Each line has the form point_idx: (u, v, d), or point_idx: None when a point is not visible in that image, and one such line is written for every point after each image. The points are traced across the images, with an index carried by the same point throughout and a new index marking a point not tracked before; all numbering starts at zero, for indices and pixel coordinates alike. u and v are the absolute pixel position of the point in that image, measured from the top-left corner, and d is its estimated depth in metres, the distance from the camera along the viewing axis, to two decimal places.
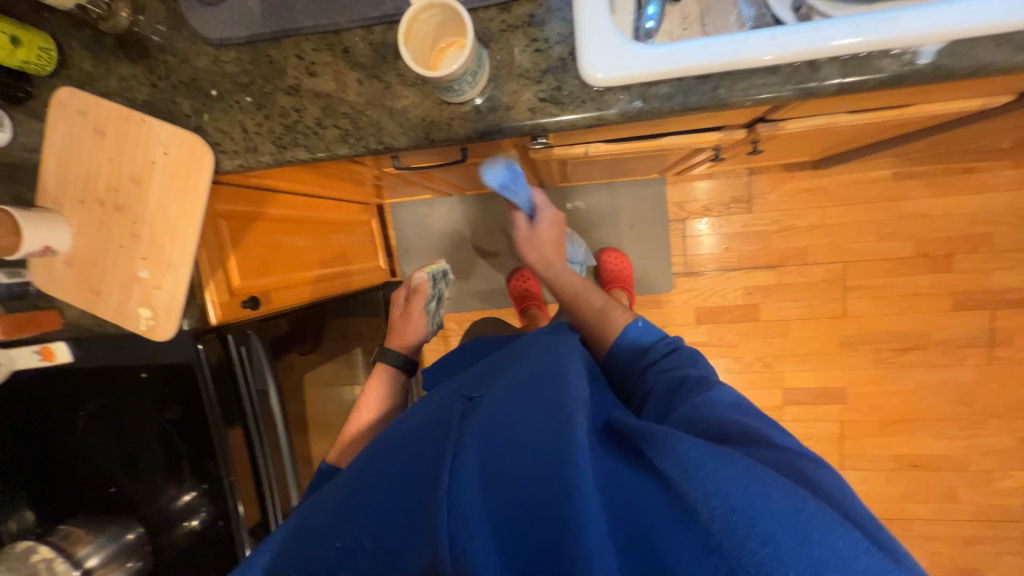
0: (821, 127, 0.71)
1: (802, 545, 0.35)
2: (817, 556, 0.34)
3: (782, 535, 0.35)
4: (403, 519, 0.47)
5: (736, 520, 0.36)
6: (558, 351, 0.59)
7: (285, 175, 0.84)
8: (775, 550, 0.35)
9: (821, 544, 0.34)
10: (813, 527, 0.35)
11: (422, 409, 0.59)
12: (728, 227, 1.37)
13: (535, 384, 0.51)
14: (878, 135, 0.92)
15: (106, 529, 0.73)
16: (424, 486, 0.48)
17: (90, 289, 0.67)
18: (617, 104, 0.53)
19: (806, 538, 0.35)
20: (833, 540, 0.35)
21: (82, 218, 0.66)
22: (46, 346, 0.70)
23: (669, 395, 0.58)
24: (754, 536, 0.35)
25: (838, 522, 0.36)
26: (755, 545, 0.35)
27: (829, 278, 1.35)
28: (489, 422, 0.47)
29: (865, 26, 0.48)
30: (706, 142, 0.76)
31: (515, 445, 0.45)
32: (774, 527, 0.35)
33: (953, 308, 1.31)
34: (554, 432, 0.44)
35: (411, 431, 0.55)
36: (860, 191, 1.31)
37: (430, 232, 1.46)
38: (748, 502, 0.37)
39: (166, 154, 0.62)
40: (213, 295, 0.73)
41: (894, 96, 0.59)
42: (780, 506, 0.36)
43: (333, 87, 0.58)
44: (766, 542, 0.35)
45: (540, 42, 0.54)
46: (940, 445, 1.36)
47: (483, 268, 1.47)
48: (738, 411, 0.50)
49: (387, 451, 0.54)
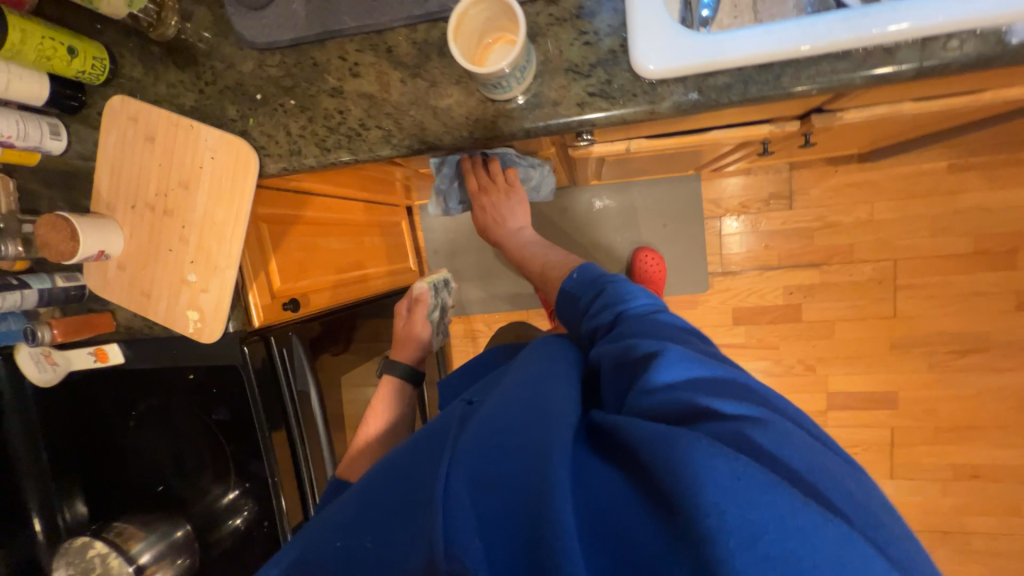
0: (883, 117, 0.66)
1: (753, 518, 0.32)
2: (761, 526, 0.32)
3: (731, 508, 0.32)
4: (398, 516, 0.46)
5: (682, 494, 0.34)
6: (549, 355, 0.60)
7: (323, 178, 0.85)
8: (720, 521, 0.32)
9: (771, 515, 0.32)
10: (765, 497, 0.33)
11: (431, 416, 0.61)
12: (767, 224, 1.32)
13: (525, 384, 0.52)
14: (940, 125, 0.87)
15: (156, 527, 0.74)
16: (419, 485, 0.47)
17: (142, 293, 0.68)
18: (672, 96, 0.51)
19: (755, 510, 0.32)
20: (786, 511, 0.32)
21: (134, 223, 0.67)
22: (101, 348, 0.73)
23: (619, 369, 0.51)
24: (700, 509, 0.33)
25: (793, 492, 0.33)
26: (698, 518, 0.33)
27: (877, 277, 1.28)
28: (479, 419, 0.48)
29: (948, 4, 0.44)
30: (756, 136, 0.72)
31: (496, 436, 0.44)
32: (721, 499, 0.33)
33: (1016, 308, 1.23)
34: (531, 424, 0.44)
35: (416, 441, 0.55)
36: (912, 185, 1.24)
37: (458, 233, 1.46)
38: (724, 478, 0.34)
39: (213, 159, 0.63)
40: (256, 298, 0.74)
41: (973, 81, 0.55)
42: (738, 479, 0.33)
43: (375, 88, 0.58)
44: (710, 515, 0.32)
45: (589, 35, 0.52)
46: (1001, 455, 1.27)
47: (510, 269, 1.45)
48: (706, 386, 0.46)
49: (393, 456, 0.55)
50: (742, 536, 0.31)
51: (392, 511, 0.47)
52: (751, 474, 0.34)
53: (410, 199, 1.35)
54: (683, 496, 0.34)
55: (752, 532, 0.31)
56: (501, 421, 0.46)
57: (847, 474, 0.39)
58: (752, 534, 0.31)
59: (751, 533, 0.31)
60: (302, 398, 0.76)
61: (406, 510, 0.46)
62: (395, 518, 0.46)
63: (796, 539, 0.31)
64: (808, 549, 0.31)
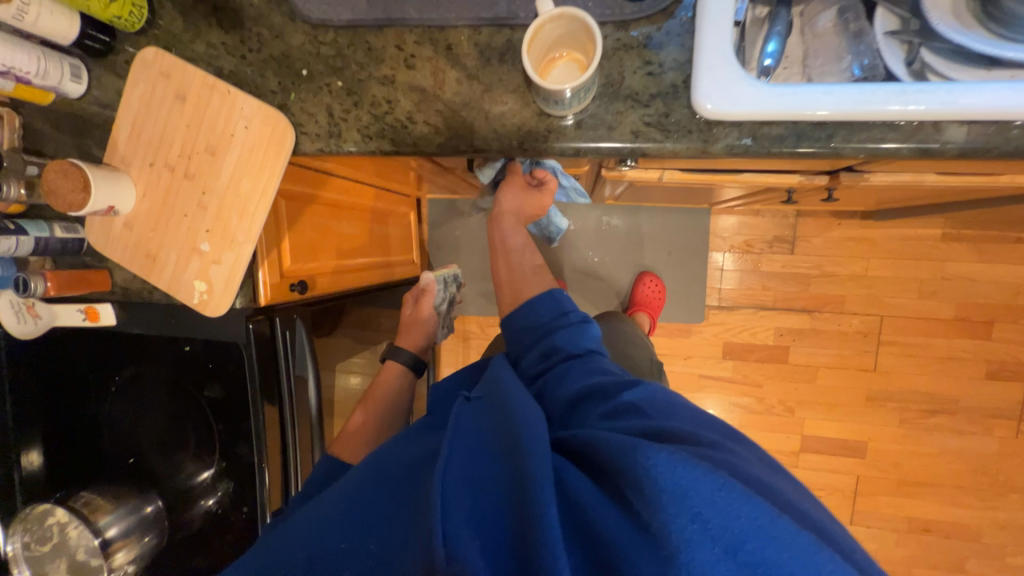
0: (905, 184, 0.69)
1: (734, 526, 0.30)
2: (739, 533, 0.30)
3: (714, 517, 0.30)
4: (371, 514, 0.42)
5: (661, 497, 0.32)
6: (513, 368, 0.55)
7: (349, 162, 0.83)
8: (703, 528, 0.30)
9: (748, 522, 0.30)
10: (743, 507, 0.31)
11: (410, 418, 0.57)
12: (768, 265, 1.36)
13: (507, 380, 0.49)
14: (945, 198, 0.91)
15: (125, 500, 0.70)
16: (397, 487, 0.43)
17: (146, 255, 0.65)
18: (725, 138, 0.52)
19: (737, 520, 0.30)
20: (762, 520, 0.30)
21: (149, 181, 0.64)
22: (92, 307, 0.69)
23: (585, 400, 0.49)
24: (682, 515, 0.30)
25: (762, 499, 0.31)
26: (682, 523, 0.30)
27: (863, 330, 1.33)
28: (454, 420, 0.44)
29: (994, 89, 0.46)
30: (785, 183, 0.74)
31: (474, 437, 0.41)
32: (703, 507, 0.30)
33: (986, 376, 1.30)
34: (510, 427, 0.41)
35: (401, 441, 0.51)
36: (907, 247, 1.29)
37: (464, 231, 1.44)
38: (715, 493, 0.31)
39: (246, 128, 0.61)
40: (267, 275, 0.71)
41: (998, 165, 0.58)
42: (719, 490, 0.31)
43: (429, 83, 0.57)
44: (693, 521, 0.30)
45: (654, 66, 0.53)
46: (953, 512, 1.34)
47: None
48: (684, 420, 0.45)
49: (370, 457, 0.50)
50: (723, 543, 0.29)
51: (365, 514, 0.42)
52: (730, 483, 0.32)
53: (422, 192, 1.33)
54: (663, 503, 0.31)
55: (733, 541, 0.29)
56: (481, 420, 0.43)
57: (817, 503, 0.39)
58: (736, 538, 0.29)
59: (730, 545, 0.29)
60: (299, 384, 0.73)
61: (379, 515, 0.41)
62: (369, 519, 0.41)
63: (774, 548, 0.29)
64: (782, 552, 0.29)
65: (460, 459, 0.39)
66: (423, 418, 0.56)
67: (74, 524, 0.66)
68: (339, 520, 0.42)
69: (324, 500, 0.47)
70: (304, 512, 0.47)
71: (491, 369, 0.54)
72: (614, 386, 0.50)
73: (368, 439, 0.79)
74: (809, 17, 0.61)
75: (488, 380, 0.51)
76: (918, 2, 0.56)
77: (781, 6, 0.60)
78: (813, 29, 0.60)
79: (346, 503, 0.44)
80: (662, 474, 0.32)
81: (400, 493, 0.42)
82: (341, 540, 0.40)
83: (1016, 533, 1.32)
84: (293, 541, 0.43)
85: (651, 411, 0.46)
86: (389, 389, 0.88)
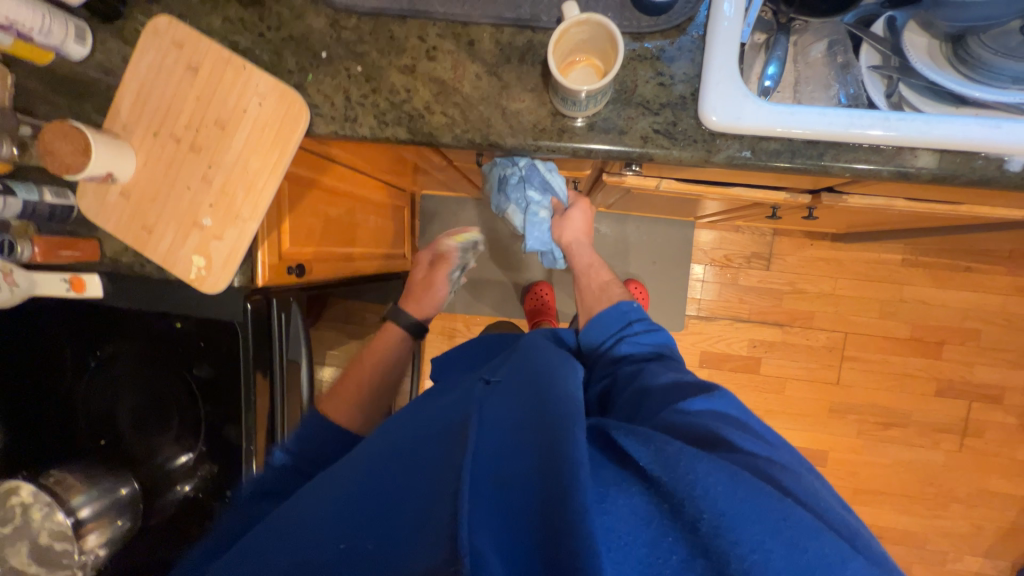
0: (877, 208, 0.75)
1: (799, 561, 0.31)
2: (807, 565, 0.30)
3: (776, 547, 0.31)
4: (385, 513, 0.41)
5: (723, 525, 0.32)
6: (558, 351, 0.56)
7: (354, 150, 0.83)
8: (765, 558, 0.31)
9: (816, 555, 0.31)
10: (809, 542, 0.32)
11: (420, 402, 0.58)
12: (746, 279, 1.43)
13: (544, 376, 0.49)
14: (907, 225, 0.99)
15: (100, 481, 0.67)
16: (417, 480, 0.43)
17: (141, 226, 0.64)
18: (726, 150, 0.55)
19: (804, 552, 0.31)
20: (830, 556, 0.31)
21: (151, 152, 0.63)
22: (78, 278, 0.65)
23: (641, 399, 0.55)
24: (744, 544, 0.31)
25: (833, 537, 0.32)
26: (743, 551, 0.31)
27: (829, 345, 1.42)
28: (487, 420, 0.44)
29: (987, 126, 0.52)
30: (772, 200, 0.79)
31: (507, 439, 0.42)
32: (767, 537, 0.32)
33: (936, 393, 1.40)
34: (548, 429, 0.40)
35: (418, 426, 0.50)
36: (871, 269, 1.39)
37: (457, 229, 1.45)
38: (778, 528, 0.32)
39: (260, 105, 0.60)
40: (265, 256, 0.71)
41: (961, 192, 0.64)
42: (782, 520, 0.32)
43: (449, 75, 0.59)
44: (755, 550, 0.31)
45: (665, 77, 0.56)
46: (902, 520, 1.43)
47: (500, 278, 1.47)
48: (722, 422, 0.47)
49: (383, 444, 0.50)
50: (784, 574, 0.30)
51: (374, 504, 0.42)
52: (794, 516, 0.33)
53: (418, 187, 1.33)
54: (720, 533, 0.32)
55: (798, 569, 0.30)
56: (512, 419, 0.44)
57: (864, 529, 0.40)
58: (793, 557, 0.31)
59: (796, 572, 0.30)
60: (292, 368, 0.72)
61: (389, 506, 0.42)
62: (373, 513, 0.41)
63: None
64: None
65: (491, 462, 0.40)
66: (433, 399, 0.57)
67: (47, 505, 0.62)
68: (346, 516, 0.42)
69: (335, 487, 0.47)
70: (312, 495, 0.48)
71: (520, 360, 0.55)
72: (680, 389, 0.54)
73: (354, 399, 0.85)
74: (802, 47, 0.65)
75: (516, 374, 0.52)
76: (899, 42, 0.62)
77: (780, 33, 0.64)
78: (805, 58, 0.65)
79: (354, 490, 0.44)
80: (722, 500, 0.34)
81: (411, 481, 0.43)
82: (341, 539, 0.40)
83: (957, 540, 1.42)
84: (299, 529, 0.43)
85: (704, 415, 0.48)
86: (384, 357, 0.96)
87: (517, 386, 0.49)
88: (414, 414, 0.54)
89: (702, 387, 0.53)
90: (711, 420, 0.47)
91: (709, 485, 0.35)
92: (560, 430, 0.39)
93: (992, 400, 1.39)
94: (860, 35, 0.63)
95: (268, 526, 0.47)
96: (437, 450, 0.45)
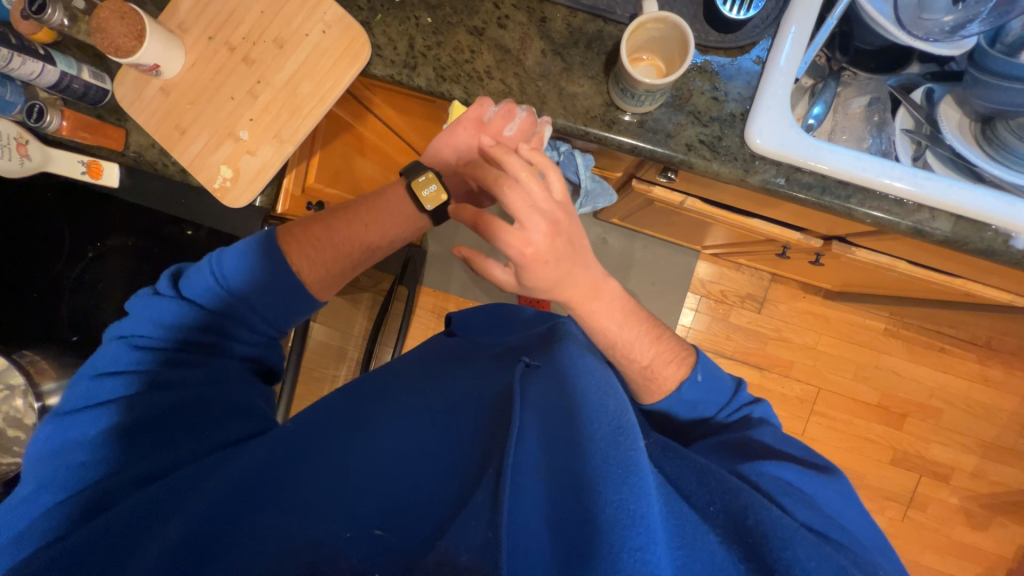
0: (881, 266, 0.79)
1: None
2: None
3: None
4: (409, 488, 0.40)
5: None
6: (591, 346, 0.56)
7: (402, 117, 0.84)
8: None
9: None
10: None
11: (440, 379, 0.55)
12: (737, 318, 1.47)
13: (591, 373, 0.47)
14: (900, 291, 1.04)
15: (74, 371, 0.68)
16: (450, 467, 0.41)
17: (174, 126, 0.63)
18: (763, 173, 0.58)
19: None
20: None
21: (202, 55, 0.62)
22: (96, 162, 0.66)
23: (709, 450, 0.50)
24: None
25: None
26: None
27: (802, 397, 1.46)
28: (529, 405, 0.43)
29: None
30: (786, 239, 0.82)
31: (550, 427, 0.40)
32: None
33: (890, 462, 1.46)
34: (594, 427, 0.38)
35: (448, 403, 0.49)
36: (854, 332, 1.44)
37: None
38: None
39: (323, 33, 0.60)
40: (288, 183, 0.76)
41: (965, 262, 0.68)
42: None
43: (515, 46, 0.60)
44: None
45: (719, 92, 0.59)
46: None
47: None
48: (794, 492, 0.43)
49: (404, 409, 0.48)
50: None
51: (394, 488, 0.39)
52: None
53: None
54: None
55: None
56: (552, 407, 0.43)
57: None
58: None
59: None
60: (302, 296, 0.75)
61: (409, 483, 0.40)
62: (392, 490, 0.39)
63: None
64: None
65: (529, 449, 0.38)
66: (457, 380, 0.54)
67: (21, 390, 0.67)
68: (360, 477, 0.40)
69: (348, 445, 0.43)
70: (316, 447, 0.43)
71: (560, 347, 0.54)
72: (760, 443, 0.49)
73: (335, 261, 0.60)
74: (844, 99, 0.69)
75: (554, 362, 0.51)
76: (933, 112, 0.65)
77: (829, 80, 0.68)
78: (846, 110, 0.69)
79: (374, 455, 0.42)
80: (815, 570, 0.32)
81: (437, 474, 0.41)
82: (346, 528, 0.36)
83: None
84: (300, 496, 0.39)
85: (775, 478, 0.44)
86: (390, 215, 0.63)
87: (557, 372, 0.48)
88: (438, 386, 0.53)
89: (782, 451, 0.49)
90: (779, 486, 0.44)
91: (797, 551, 0.34)
92: (614, 436, 0.37)
93: (941, 478, 1.45)
94: (900, 99, 0.65)
95: (249, 473, 0.40)
96: (469, 449, 0.43)
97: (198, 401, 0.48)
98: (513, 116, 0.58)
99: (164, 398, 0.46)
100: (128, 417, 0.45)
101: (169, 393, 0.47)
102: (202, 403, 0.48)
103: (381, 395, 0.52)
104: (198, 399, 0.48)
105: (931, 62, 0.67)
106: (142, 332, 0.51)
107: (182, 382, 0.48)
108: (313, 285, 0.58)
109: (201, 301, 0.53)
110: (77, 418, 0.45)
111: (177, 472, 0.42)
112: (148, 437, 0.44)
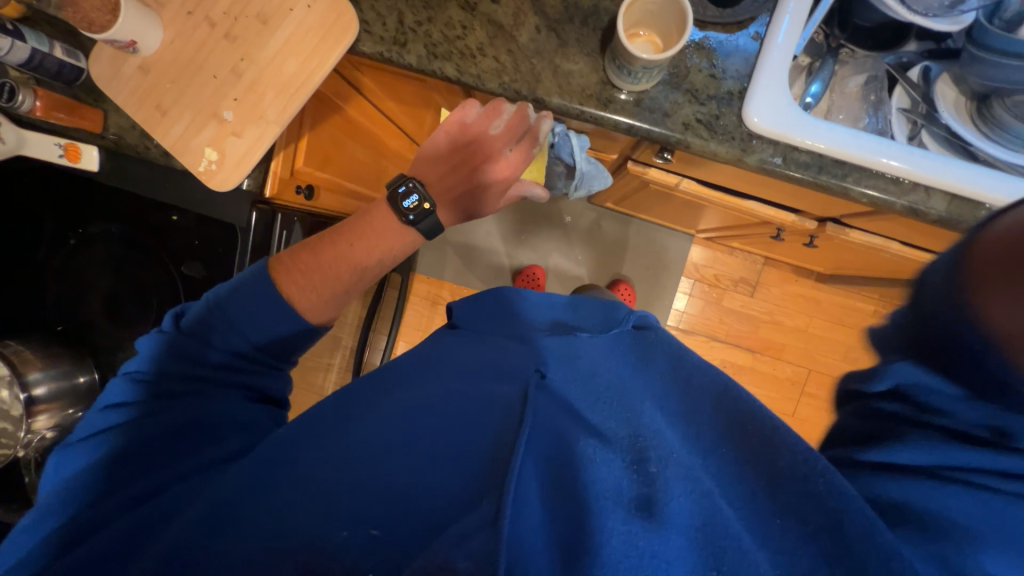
0: (874, 247, 0.79)
1: None
2: None
3: None
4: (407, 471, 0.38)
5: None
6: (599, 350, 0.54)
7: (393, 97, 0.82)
8: None
9: None
10: None
11: (438, 365, 0.53)
12: (730, 301, 1.48)
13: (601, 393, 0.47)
14: (892, 273, 1.04)
15: (60, 362, 0.67)
16: (450, 457, 0.39)
17: (154, 106, 0.60)
18: (760, 153, 0.57)
19: None
20: None
21: (181, 31, 0.59)
22: (74, 145, 0.63)
23: None
24: None
25: None
26: None
27: (793, 379, 1.48)
28: (534, 415, 0.42)
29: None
30: (781, 221, 0.81)
31: (555, 447, 0.40)
32: None
33: None
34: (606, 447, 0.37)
35: (451, 389, 0.47)
36: (845, 314, 1.46)
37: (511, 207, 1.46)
38: None
39: (308, 8, 0.58)
40: (276, 166, 0.70)
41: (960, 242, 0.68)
42: None
43: (509, 22, 0.58)
44: None
45: (717, 70, 0.58)
46: None
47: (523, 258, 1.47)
48: None
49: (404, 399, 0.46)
50: None
51: (394, 484, 0.37)
52: None
53: None
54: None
55: None
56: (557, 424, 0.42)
57: None
58: None
59: None
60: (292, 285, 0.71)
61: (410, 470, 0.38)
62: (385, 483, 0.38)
63: None
64: None
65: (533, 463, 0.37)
66: (460, 366, 0.52)
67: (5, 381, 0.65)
68: (354, 470, 0.39)
69: (346, 440, 0.42)
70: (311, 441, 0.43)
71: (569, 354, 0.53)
72: None
73: (327, 285, 0.58)
74: (841, 78, 0.68)
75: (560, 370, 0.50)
76: (929, 91, 0.64)
77: (827, 58, 0.67)
78: (843, 89, 0.68)
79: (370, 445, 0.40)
80: None
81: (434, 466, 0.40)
82: (343, 526, 0.35)
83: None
84: (291, 493, 0.38)
85: None
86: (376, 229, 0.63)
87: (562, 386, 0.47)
88: (438, 373, 0.51)
89: None
90: None
91: None
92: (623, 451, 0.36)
93: None
94: (897, 77, 0.65)
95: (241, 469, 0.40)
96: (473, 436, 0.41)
97: (194, 423, 0.47)
98: (499, 112, 0.62)
99: (158, 422, 0.46)
100: (123, 442, 0.45)
101: (161, 417, 0.47)
102: (197, 426, 0.47)
103: (379, 389, 0.50)
104: (192, 421, 0.47)
105: (928, 40, 0.67)
106: (140, 366, 0.51)
107: (174, 406, 0.48)
108: (306, 310, 0.56)
109: (193, 324, 0.53)
110: (78, 450, 0.45)
111: (171, 493, 0.42)
112: (142, 458, 0.44)
